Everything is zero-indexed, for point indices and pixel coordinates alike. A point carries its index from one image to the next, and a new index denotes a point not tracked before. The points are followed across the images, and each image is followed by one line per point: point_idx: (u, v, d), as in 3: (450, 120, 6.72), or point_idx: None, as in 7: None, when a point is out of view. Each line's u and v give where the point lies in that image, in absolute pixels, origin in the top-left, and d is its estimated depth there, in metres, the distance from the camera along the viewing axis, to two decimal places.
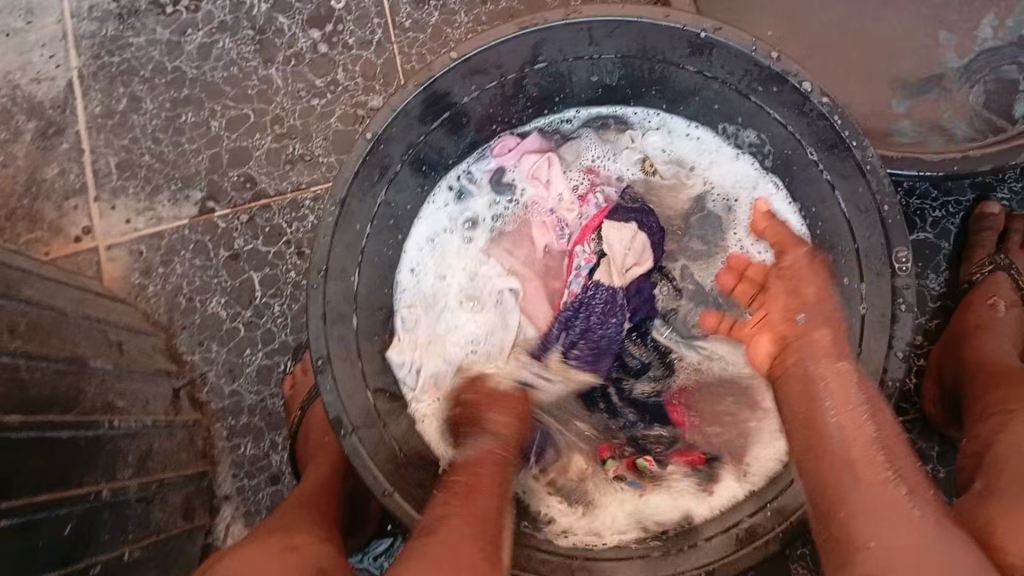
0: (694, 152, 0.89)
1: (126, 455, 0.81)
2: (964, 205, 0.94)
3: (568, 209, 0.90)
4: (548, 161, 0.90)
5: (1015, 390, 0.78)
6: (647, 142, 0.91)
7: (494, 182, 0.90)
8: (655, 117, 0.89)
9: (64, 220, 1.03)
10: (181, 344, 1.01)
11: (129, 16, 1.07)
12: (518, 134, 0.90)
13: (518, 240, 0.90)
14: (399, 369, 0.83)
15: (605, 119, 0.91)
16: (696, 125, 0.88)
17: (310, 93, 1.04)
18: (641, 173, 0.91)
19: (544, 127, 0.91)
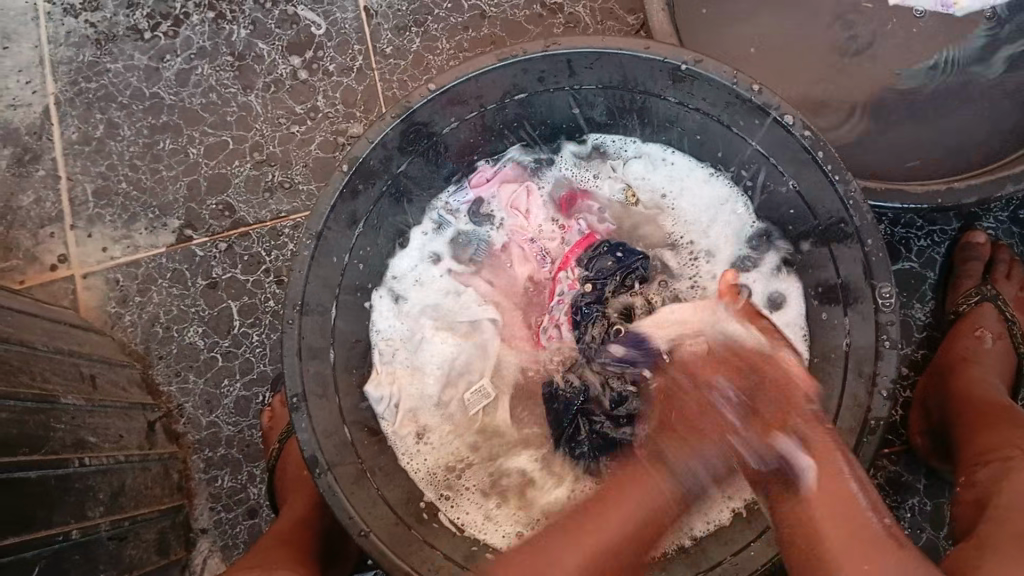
0: (674, 181, 0.88)
1: (97, 493, 0.79)
2: (949, 233, 0.93)
3: (549, 238, 0.90)
4: (526, 190, 0.90)
5: (1001, 433, 0.77)
6: (628, 171, 0.89)
7: (472, 213, 0.90)
8: (632, 145, 0.88)
9: (40, 248, 1.02)
10: (158, 375, 0.99)
11: (106, 42, 1.05)
12: (495, 164, 0.89)
13: (498, 268, 0.90)
14: (377, 405, 0.82)
15: (584, 147, 0.89)
16: (672, 150, 0.86)
17: (289, 119, 1.03)
18: (622, 201, 0.89)
19: (520, 157, 0.89)
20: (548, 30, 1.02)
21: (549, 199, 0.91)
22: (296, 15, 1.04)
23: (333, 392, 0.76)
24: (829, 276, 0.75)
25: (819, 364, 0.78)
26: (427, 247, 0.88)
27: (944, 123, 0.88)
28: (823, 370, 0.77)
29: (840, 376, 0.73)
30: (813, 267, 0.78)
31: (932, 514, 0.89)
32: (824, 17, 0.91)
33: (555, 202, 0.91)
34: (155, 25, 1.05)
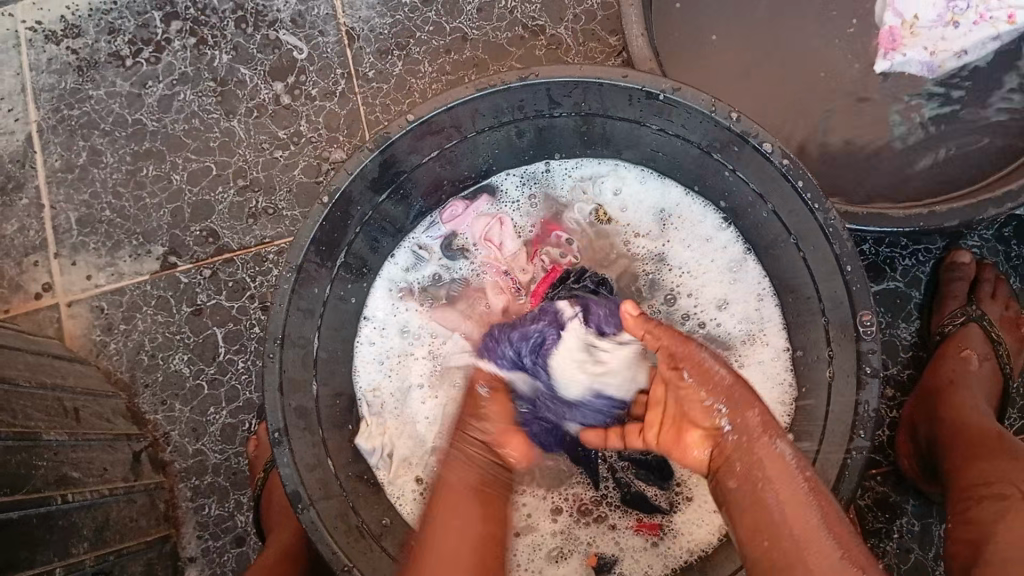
0: (651, 200, 0.88)
1: (81, 528, 0.78)
2: (934, 252, 0.93)
3: (520, 268, 0.89)
4: (498, 222, 0.89)
5: (995, 462, 0.77)
6: (600, 191, 0.89)
7: (445, 248, 0.89)
8: (607, 166, 0.88)
9: (25, 276, 1.02)
10: (144, 404, 0.99)
11: (88, 68, 1.04)
12: (465, 198, 0.89)
13: (473, 301, 0.89)
14: (370, 456, 0.83)
15: (553, 173, 0.90)
16: (644, 170, 0.87)
17: (272, 145, 1.02)
18: (595, 222, 0.89)
19: (492, 189, 0.90)
20: (531, 53, 1.02)
21: (522, 230, 0.90)
22: (278, 40, 1.04)
23: (316, 424, 0.75)
24: (812, 301, 0.75)
25: (805, 390, 0.78)
26: (403, 283, 0.88)
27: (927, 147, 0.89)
28: (809, 395, 0.77)
29: (825, 402, 0.73)
30: (797, 293, 0.78)
31: (919, 535, 0.89)
32: (803, 38, 0.92)
33: (528, 233, 0.90)
34: (136, 51, 1.04)
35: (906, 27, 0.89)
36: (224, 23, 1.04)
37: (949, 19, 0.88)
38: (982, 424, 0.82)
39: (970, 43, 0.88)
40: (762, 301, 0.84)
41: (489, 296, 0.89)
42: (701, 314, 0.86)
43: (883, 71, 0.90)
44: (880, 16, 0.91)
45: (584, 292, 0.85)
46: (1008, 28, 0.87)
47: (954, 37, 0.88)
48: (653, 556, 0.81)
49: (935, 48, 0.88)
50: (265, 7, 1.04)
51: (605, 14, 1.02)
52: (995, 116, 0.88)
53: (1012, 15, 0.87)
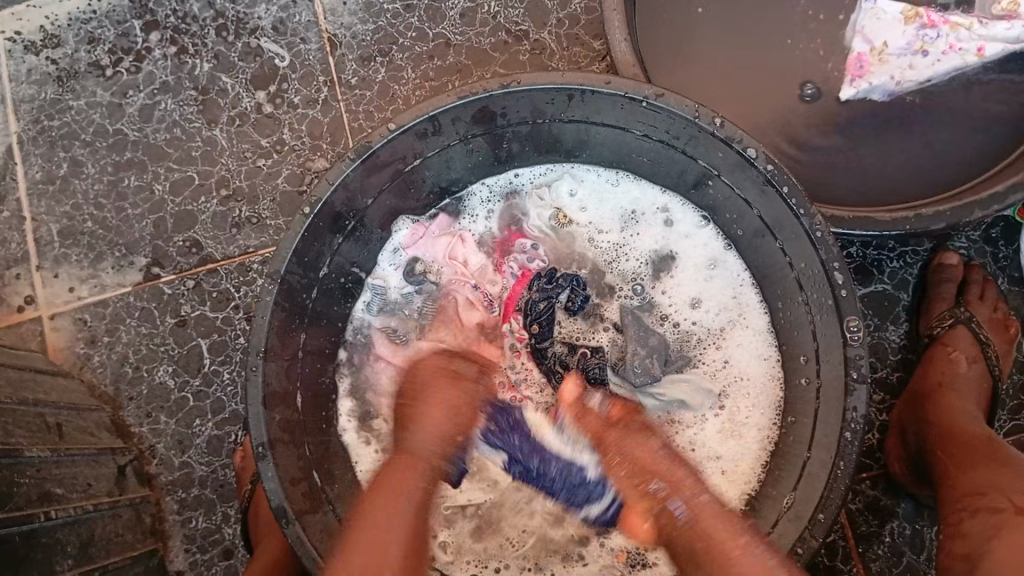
0: (617, 200, 0.87)
1: (65, 546, 0.78)
2: (921, 254, 0.93)
3: (488, 280, 0.88)
4: (460, 240, 0.88)
5: (980, 462, 0.78)
6: (558, 195, 0.88)
7: (407, 274, 0.87)
8: (559, 168, 0.88)
9: (6, 290, 1.01)
10: (129, 417, 0.98)
11: (67, 78, 1.03)
12: (426, 220, 0.88)
13: (445, 321, 0.86)
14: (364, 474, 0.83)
15: (509, 184, 0.89)
16: (603, 169, 0.87)
17: (255, 153, 1.01)
18: (556, 226, 0.88)
19: (450, 208, 0.89)
20: (515, 58, 1.01)
21: (484, 243, 0.89)
22: (259, 48, 1.03)
23: (301, 436, 0.75)
24: (798, 306, 0.74)
25: (794, 395, 0.77)
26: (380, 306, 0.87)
27: (912, 151, 0.89)
28: (797, 399, 0.76)
29: (812, 408, 0.73)
30: (783, 299, 0.77)
31: (912, 537, 0.89)
32: (785, 42, 0.92)
33: (490, 245, 0.89)
34: (116, 60, 1.04)
35: (874, 54, 0.90)
36: (205, 31, 1.03)
37: (918, 48, 0.88)
38: (971, 427, 0.82)
39: (935, 74, 0.89)
40: (743, 299, 0.84)
41: (464, 309, 0.86)
42: (677, 313, 0.85)
43: (848, 97, 0.91)
44: (850, 40, 0.91)
45: (559, 291, 0.85)
46: (976, 59, 0.88)
47: (920, 68, 0.89)
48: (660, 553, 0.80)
49: (899, 78, 0.89)
50: (246, 15, 1.03)
51: (588, 19, 1.01)
52: (979, 118, 0.88)
53: (981, 49, 0.87)
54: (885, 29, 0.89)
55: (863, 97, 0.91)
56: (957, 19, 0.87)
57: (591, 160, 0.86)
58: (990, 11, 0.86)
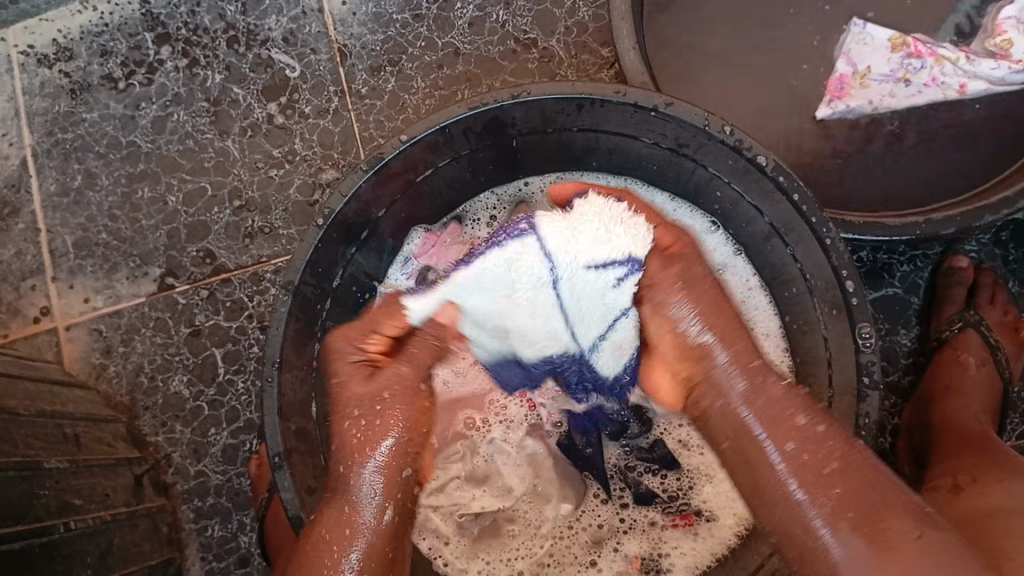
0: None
1: (84, 556, 0.79)
2: (932, 258, 0.93)
3: None
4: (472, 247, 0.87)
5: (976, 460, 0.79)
6: None
7: None
8: (565, 177, 0.88)
9: (22, 301, 1.02)
10: (144, 426, 0.98)
11: (81, 91, 1.04)
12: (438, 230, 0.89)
13: None
14: None
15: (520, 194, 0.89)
16: (611, 176, 0.86)
17: (267, 163, 1.02)
18: None
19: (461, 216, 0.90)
20: (523, 66, 1.02)
21: None
22: (270, 59, 1.04)
23: (316, 446, 0.76)
24: (808, 311, 0.75)
25: None
26: None
27: (919, 160, 0.90)
28: None
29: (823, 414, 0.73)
30: (794, 304, 0.77)
31: None
32: (795, 47, 0.93)
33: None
34: (129, 73, 1.04)
35: (856, 77, 0.90)
36: (216, 43, 1.04)
37: (901, 77, 0.89)
38: (971, 428, 0.83)
39: (915, 103, 0.89)
40: (753, 303, 0.84)
41: None
42: None
43: (824, 117, 0.91)
44: (835, 61, 0.92)
45: None
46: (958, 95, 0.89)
47: (900, 96, 0.89)
48: (678, 556, 0.79)
49: (878, 103, 0.89)
50: (257, 26, 1.04)
51: (597, 26, 1.02)
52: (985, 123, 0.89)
53: (964, 85, 0.88)
54: (870, 54, 0.90)
55: (842, 114, 0.90)
56: (944, 53, 0.87)
57: (599, 168, 0.86)
58: (983, 46, 0.89)
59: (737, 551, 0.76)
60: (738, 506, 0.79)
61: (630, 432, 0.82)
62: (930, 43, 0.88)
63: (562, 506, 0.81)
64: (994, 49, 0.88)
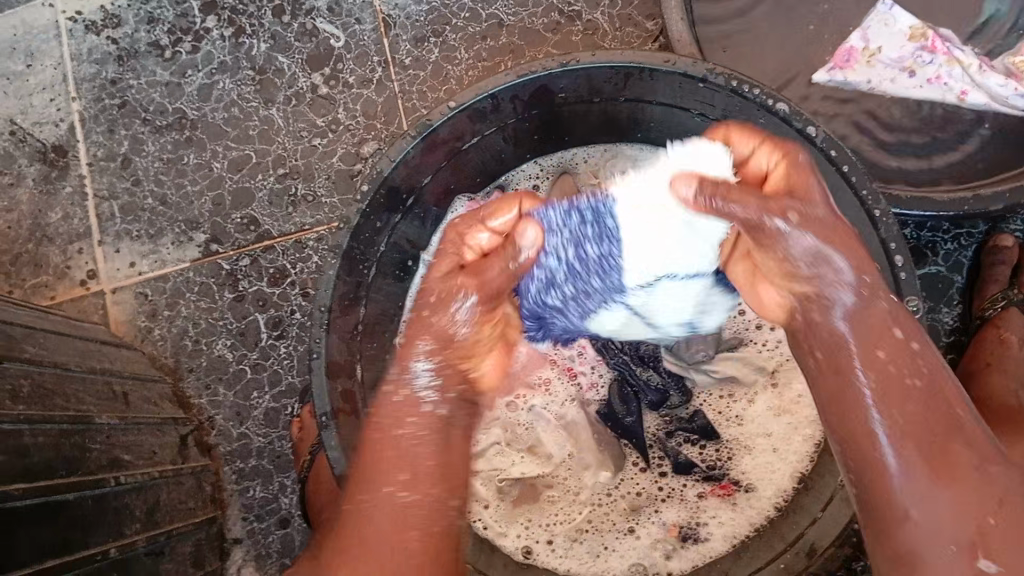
0: None
1: (133, 510, 0.80)
2: (976, 237, 0.93)
3: None
4: None
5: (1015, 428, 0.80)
6: None
7: None
8: (610, 148, 0.88)
9: (69, 264, 1.04)
10: (188, 388, 1.00)
11: (128, 58, 1.06)
12: (482, 199, 0.90)
13: None
14: None
15: (564, 165, 0.90)
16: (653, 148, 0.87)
17: (311, 132, 1.04)
18: None
19: (505, 185, 0.90)
20: (567, 38, 1.02)
21: None
22: (315, 28, 1.05)
23: (361, 408, 0.77)
24: None
25: None
26: None
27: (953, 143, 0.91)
28: None
29: None
30: None
31: None
32: None
33: None
34: (176, 41, 1.06)
35: (865, 53, 0.94)
36: (262, 12, 1.05)
37: (907, 65, 0.92)
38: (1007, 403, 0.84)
39: (913, 95, 0.92)
40: None
41: None
42: None
43: (820, 80, 0.95)
44: (852, 33, 0.96)
45: None
46: (955, 100, 0.91)
47: (901, 83, 0.92)
48: (718, 526, 0.81)
49: (877, 83, 0.93)
50: None
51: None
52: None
53: (965, 92, 0.91)
54: (887, 37, 0.94)
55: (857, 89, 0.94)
56: (958, 55, 0.91)
57: (644, 139, 0.86)
58: (1004, 62, 0.92)
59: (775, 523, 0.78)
60: (777, 478, 0.81)
61: (670, 402, 0.83)
62: (948, 42, 0.91)
63: (601, 473, 0.82)
64: (1011, 67, 0.91)
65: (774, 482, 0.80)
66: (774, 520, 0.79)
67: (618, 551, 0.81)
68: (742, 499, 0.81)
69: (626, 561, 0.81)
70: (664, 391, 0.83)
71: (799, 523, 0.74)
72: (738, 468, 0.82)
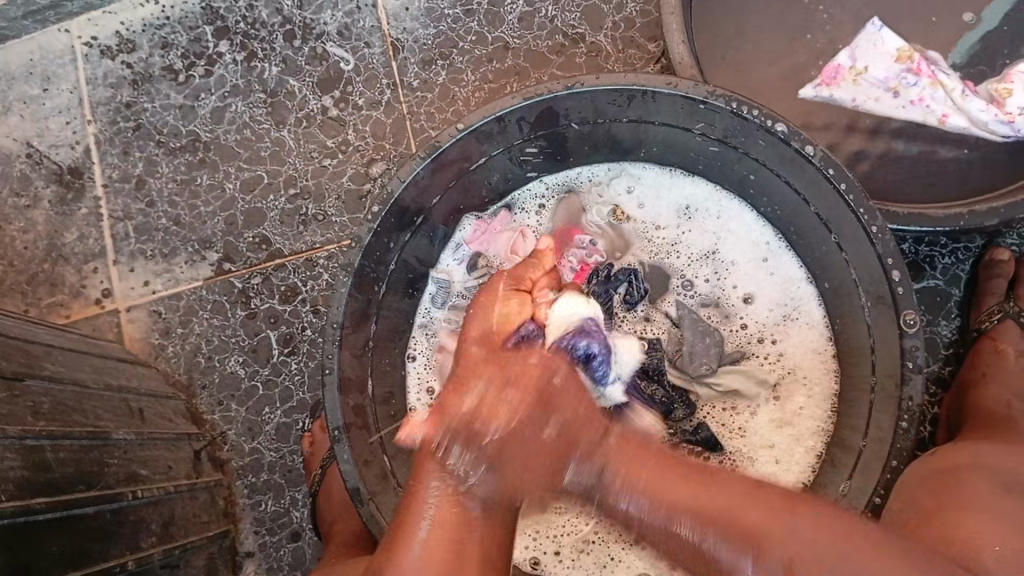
0: (672, 196, 0.89)
1: (150, 523, 0.82)
2: (974, 251, 0.95)
3: None
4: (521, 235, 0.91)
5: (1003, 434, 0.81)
6: (615, 194, 0.90)
7: (470, 268, 0.91)
8: (614, 167, 0.90)
9: (85, 283, 1.06)
10: (202, 404, 1.02)
11: (143, 82, 1.09)
12: (488, 217, 0.91)
13: None
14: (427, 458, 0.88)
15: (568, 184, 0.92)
16: (655, 167, 0.89)
17: (321, 153, 1.06)
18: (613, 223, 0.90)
19: (512, 203, 0.92)
20: (571, 60, 1.04)
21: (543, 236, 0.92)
22: (325, 52, 1.07)
23: (372, 422, 0.79)
24: (853, 298, 0.77)
25: (848, 384, 0.80)
26: (443, 296, 0.91)
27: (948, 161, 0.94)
28: (851, 389, 0.79)
29: (866, 400, 0.75)
30: (838, 293, 0.80)
31: None
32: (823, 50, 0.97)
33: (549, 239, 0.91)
34: (189, 65, 1.08)
35: (851, 72, 0.95)
36: (273, 36, 1.08)
37: (892, 86, 0.93)
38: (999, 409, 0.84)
39: (897, 116, 0.94)
40: (800, 290, 0.86)
41: None
42: (734, 306, 0.88)
43: (806, 96, 0.96)
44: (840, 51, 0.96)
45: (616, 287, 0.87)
46: (936, 123, 0.93)
47: (885, 103, 0.94)
48: None
49: (862, 101, 0.94)
50: (313, 20, 1.07)
51: (644, 21, 1.04)
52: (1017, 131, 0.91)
53: (946, 116, 0.92)
54: (873, 57, 0.94)
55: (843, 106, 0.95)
56: (942, 79, 0.91)
57: (648, 158, 0.88)
58: (987, 88, 0.92)
59: None
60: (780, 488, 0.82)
61: (674, 414, 0.85)
62: (933, 65, 0.92)
63: None
64: (994, 94, 0.91)
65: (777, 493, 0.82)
66: None
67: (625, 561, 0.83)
68: None
69: (632, 571, 0.83)
70: (669, 403, 0.85)
71: None
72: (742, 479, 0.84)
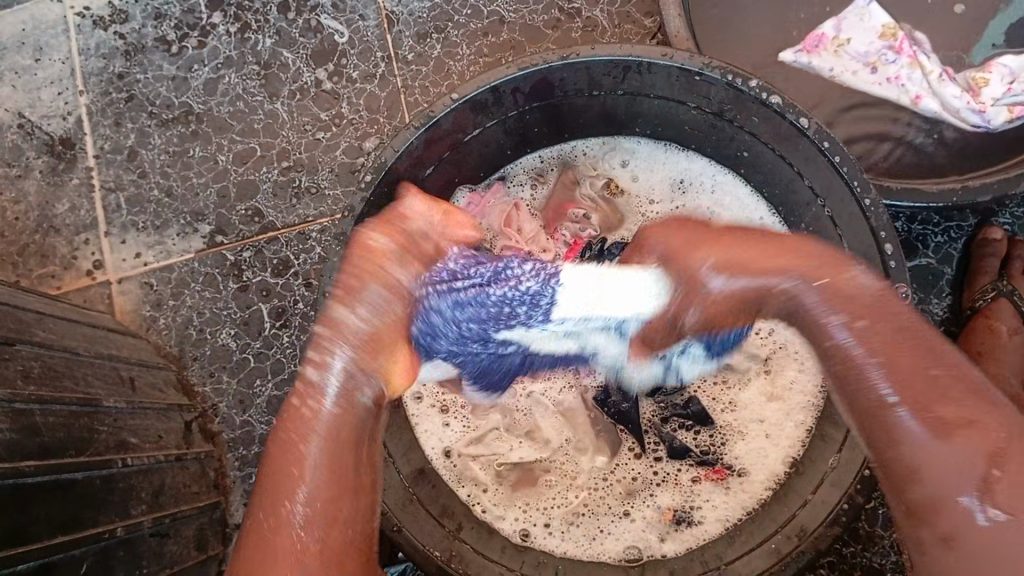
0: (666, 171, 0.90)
1: (140, 492, 0.82)
2: (966, 229, 0.95)
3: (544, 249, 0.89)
4: (516, 208, 0.90)
5: None
6: (610, 168, 0.91)
7: None
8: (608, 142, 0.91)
9: (76, 254, 1.05)
10: (193, 376, 1.02)
11: (135, 52, 1.08)
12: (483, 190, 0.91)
13: None
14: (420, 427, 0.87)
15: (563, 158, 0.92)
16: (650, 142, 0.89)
17: (315, 126, 1.05)
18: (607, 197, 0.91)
19: (507, 177, 0.92)
20: (566, 35, 1.04)
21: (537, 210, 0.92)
22: (319, 25, 1.07)
23: None
24: None
25: None
26: None
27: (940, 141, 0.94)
28: None
29: None
30: None
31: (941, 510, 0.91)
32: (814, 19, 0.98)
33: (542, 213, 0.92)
34: (182, 36, 1.08)
35: (833, 42, 0.97)
36: (267, 8, 1.07)
37: (870, 62, 0.96)
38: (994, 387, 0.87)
39: (872, 90, 0.96)
40: None
41: None
42: None
43: (786, 59, 0.98)
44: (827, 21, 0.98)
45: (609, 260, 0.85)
46: (908, 103, 0.94)
47: (861, 76, 0.96)
48: (711, 509, 0.83)
49: (838, 71, 0.96)
50: None
51: None
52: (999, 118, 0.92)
53: (919, 97, 0.94)
54: (856, 32, 0.97)
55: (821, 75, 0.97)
56: (921, 60, 0.94)
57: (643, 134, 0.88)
58: (965, 77, 0.95)
59: (767, 505, 0.80)
60: (769, 462, 0.83)
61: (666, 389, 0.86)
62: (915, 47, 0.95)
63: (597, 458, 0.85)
64: (970, 83, 0.94)
65: (767, 467, 0.83)
66: (767, 502, 0.80)
67: (615, 534, 0.83)
68: (735, 483, 0.83)
69: (621, 544, 0.83)
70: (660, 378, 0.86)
71: (788, 504, 0.75)
72: (732, 453, 0.84)
